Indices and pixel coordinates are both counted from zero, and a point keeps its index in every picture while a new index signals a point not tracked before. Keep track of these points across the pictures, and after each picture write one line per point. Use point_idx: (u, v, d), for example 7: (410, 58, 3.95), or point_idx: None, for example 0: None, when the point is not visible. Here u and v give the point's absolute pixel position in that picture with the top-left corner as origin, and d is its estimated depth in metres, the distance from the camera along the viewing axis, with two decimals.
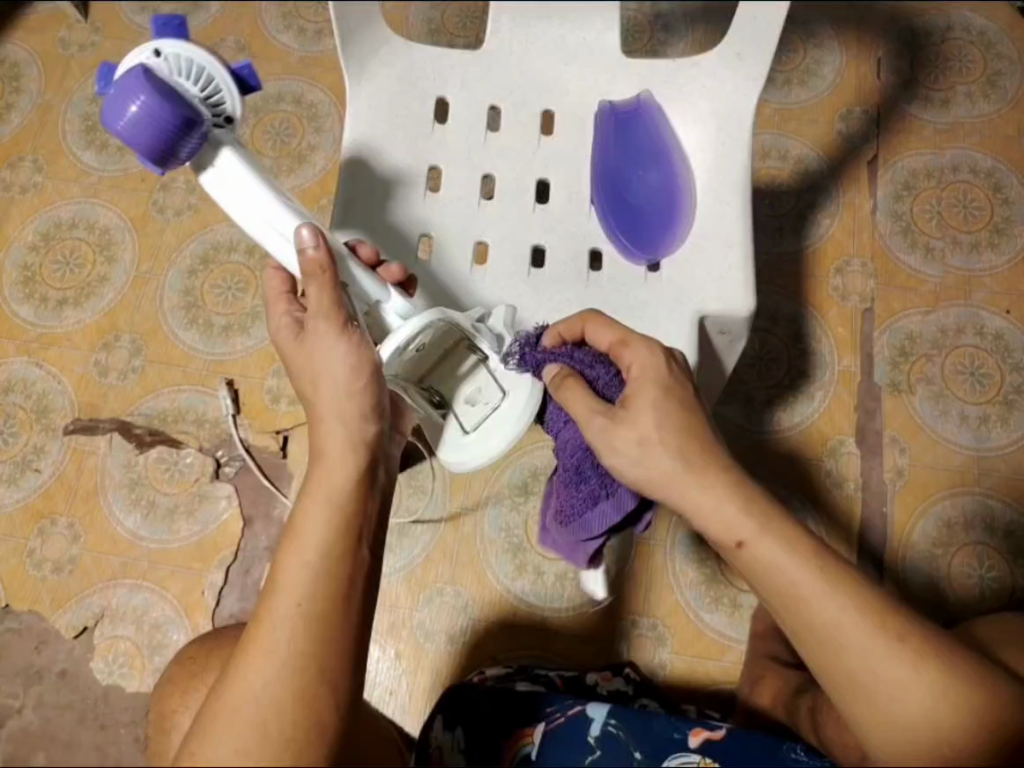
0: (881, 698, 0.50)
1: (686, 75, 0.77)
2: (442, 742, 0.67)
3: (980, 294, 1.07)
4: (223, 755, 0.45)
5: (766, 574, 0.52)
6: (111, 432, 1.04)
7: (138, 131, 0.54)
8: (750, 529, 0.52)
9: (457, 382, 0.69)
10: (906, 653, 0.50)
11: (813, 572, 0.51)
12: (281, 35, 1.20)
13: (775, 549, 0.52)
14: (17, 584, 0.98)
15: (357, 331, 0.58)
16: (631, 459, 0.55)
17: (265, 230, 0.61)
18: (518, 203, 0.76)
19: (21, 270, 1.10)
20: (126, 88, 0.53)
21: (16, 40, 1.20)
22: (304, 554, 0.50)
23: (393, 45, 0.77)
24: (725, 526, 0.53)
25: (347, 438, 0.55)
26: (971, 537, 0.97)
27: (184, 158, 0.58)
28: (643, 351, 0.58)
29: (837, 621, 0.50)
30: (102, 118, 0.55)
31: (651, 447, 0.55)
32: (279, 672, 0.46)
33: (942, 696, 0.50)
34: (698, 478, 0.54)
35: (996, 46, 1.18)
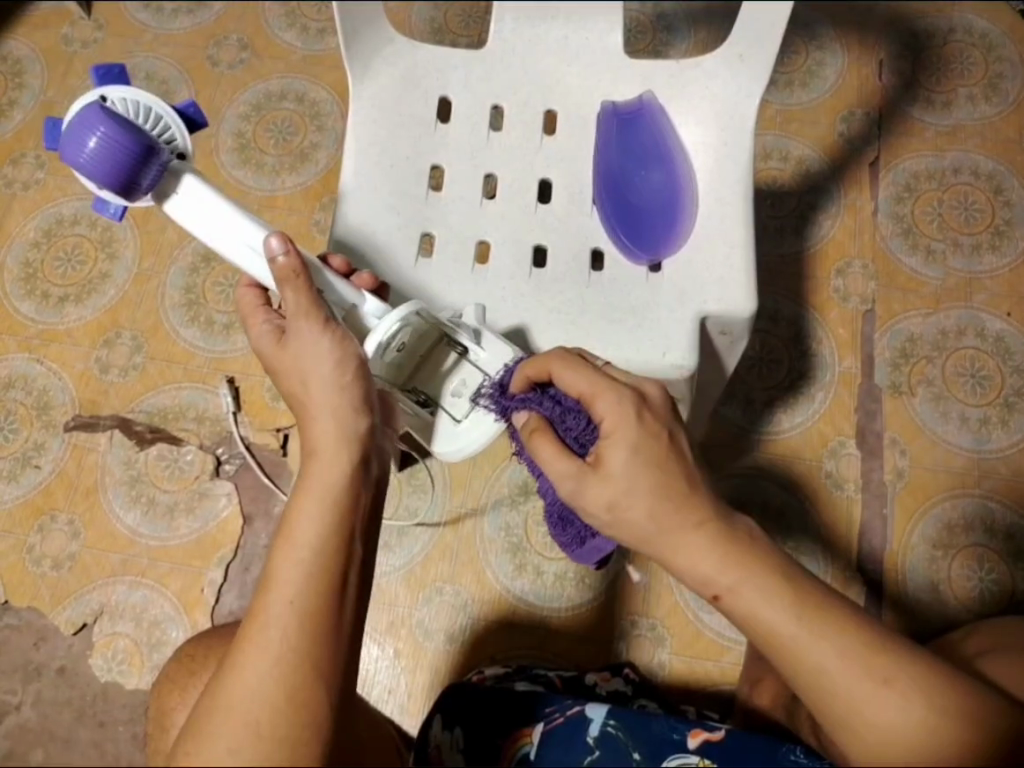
0: (874, 741, 0.48)
1: (688, 76, 0.77)
2: (441, 741, 0.66)
3: (981, 296, 1.07)
4: (218, 754, 0.44)
5: (749, 624, 0.50)
6: (112, 428, 1.04)
7: (101, 160, 0.56)
8: (729, 581, 0.50)
9: (442, 377, 0.69)
10: (899, 691, 0.48)
11: (796, 618, 0.49)
12: (284, 33, 1.20)
13: (755, 601, 0.49)
14: (17, 580, 0.98)
15: (338, 329, 0.57)
16: (605, 513, 0.53)
17: (233, 246, 0.61)
18: (520, 203, 0.76)
19: (23, 266, 1.11)
20: (85, 122, 0.56)
21: (19, 36, 1.20)
22: (297, 552, 0.50)
23: (397, 44, 0.78)
24: (703, 579, 0.51)
25: (338, 434, 0.55)
26: (971, 539, 0.97)
27: (145, 188, 0.60)
28: (614, 403, 0.53)
29: (823, 669, 0.48)
30: (64, 155, 0.57)
31: (623, 503, 0.52)
32: (273, 670, 0.46)
33: (940, 733, 0.48)
34: (673, 533, 0.51)
35: (998, 49, 1.18)
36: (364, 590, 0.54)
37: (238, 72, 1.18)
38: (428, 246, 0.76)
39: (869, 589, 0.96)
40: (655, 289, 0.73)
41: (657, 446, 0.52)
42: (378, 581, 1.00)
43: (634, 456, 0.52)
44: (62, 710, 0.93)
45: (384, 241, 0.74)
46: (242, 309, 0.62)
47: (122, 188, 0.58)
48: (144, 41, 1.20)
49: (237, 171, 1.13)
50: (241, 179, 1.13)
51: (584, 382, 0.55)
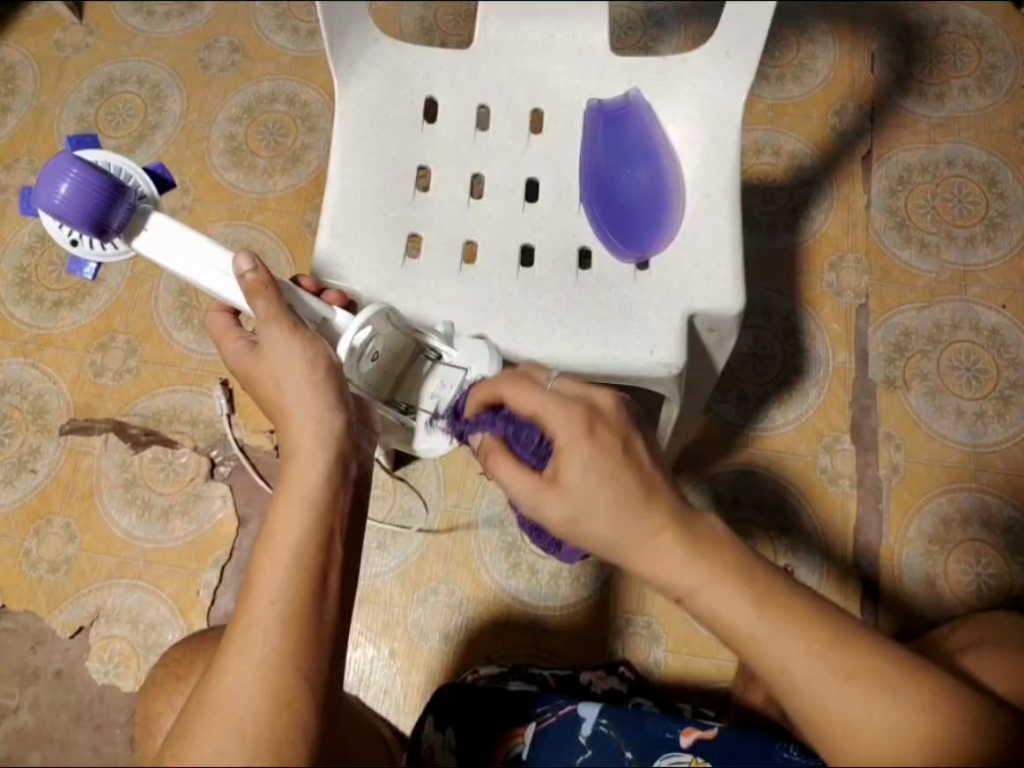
0: (833, 736, 0.45)
1: (675, 73, 0.77)
2: (433, 742, 0.66)
3: (976, 288, 1.06)
4: (204, 757, 0.44)
5: (710, 623, 0.47)
6: (107, 432, 1.04)
7: (74, 203, 0.57)
8: (691, 583, 0.46)
9: (420, 383, 0.69)
10: (861, 686, 0.45)
11: (758, 614, 0.45)
12: (274, 35, 1.20)
13: (717, 600, 0.46)
14: (13, 584, 0.98)
15: (307, 334, 0.57)
16: (562, 524, 0.48)
17: (204, 272, 0.60)
18: (508, 203, 0.76)
19: (17, 272, 1.11)
20: (57, 168, 0.57)
21: (12, 42, 1.21)
22: (277, 553, 0.50)
23: (382, 45, 0.78)
24: (663, 581, 0.47)
25: (314, 433, 0.55)
26: (968, 533, 0.97)
27: (115, 229, 0.59)
28: (564, 419, 0.49)
29: (785, 664, 0.45)
30: (39, 200, 0.58)
31: (582, 517, 0.48)
32: (256, 671, 0.46)
33: (903, 730, 0.44)
34: (638, 543, 0.47)
35: (991, 40, 1.17)
36: (349, 590, 0.53)
37: (229, 75, 1.19)
38: (415, 246, 0.76)
39: (867, 586, 0.96)
40: (642, 287, 0.73)
41: (612, 455, 0.48)
42: (374, 581, 1.00)
43: (591, 464, 0.47)
44: None
45: (371, 242, 0.74)
46: (213, 334, 0.61)
47: (93, 231, 0.59)
48: (135, 46, 1.20)
49: (228, 173, 1.14)
50: (232, 181, 1.13)
51: (532, 397, 0.51)
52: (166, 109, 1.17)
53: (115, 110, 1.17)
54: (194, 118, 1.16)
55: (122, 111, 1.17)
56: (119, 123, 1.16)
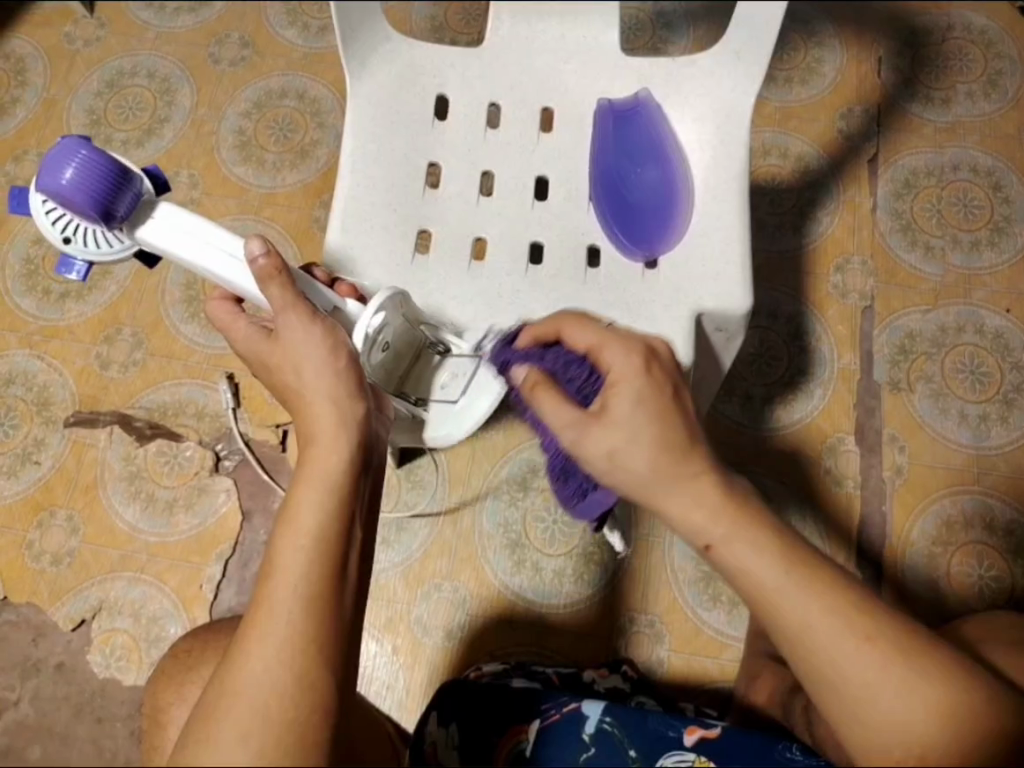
0: (849, 700, 0.46)
1: (684, 73, 0.77)
2: (436, 738, 0.66)
3: (980, 293, 1.07)
4: (226, 741, 0.44)
5: (736, 579, 0.48)
6: (112, 425, 1.04)
7: (78, 184, 0.57)
8: (720, 534, 0.48)
9: (428, 376, 0.70)
10: (878, 655, 0.46)
11: (784, 571, 0.47)
12: (285, 31, 1.21)
13: (745, 553, 0.47)
14: (15, 576, 0.98)
15: (324, 322, 0.57)
16: (602, 460, 0.50)
17: (211, 258, 0.60)
18: (518, 200, 0.76)
19: (24, 263, 1.11)
20: (64, 151, 0.57)
21: (22, 34, 1.21)
22: (298, 537, 0.50)
23: (394, 42, 0.78)
24: (695, 528, 0.49)
25: (333, 417, 0.55)
26: (971, 536, 0.97)
27: (120, 217, 0.60)
28: (620, 353, 0.52)
29: (804, 621, 0.46)
30: (43, 184, 0.58)
31: (623, 454, 0.49)
32: (279, 655, 0.46)
33: (919, 697, 0.46)
34: (676, 480, 0.49)
35: (997, 45, 1.18)
36: (362, 576, 0.54)
37: (239, 70, 1.19)
38: (424, 243, 0.76)
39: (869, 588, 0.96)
40: (650, 287, 0.73)
41: (660, 398, 0.50)
42: (377, 577, 1.00)
43: (643, 402, 0.49)
44: (61, 706, 0.93)
45: (381, 237, 0.74)
46: (217, 321, 0.61)
47: (98, 217, 0.59)
48: (145, 41, 1.20)
49: (237, 168, 1.14)
50: (241, 177, 1.13)
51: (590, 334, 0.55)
52: (176, 103, 1.17)
53: (125, 103, 1.17)
54: (203, 112, 1.17)
55: (131, 104, 1.17)
56: (128, 116, 1.17)
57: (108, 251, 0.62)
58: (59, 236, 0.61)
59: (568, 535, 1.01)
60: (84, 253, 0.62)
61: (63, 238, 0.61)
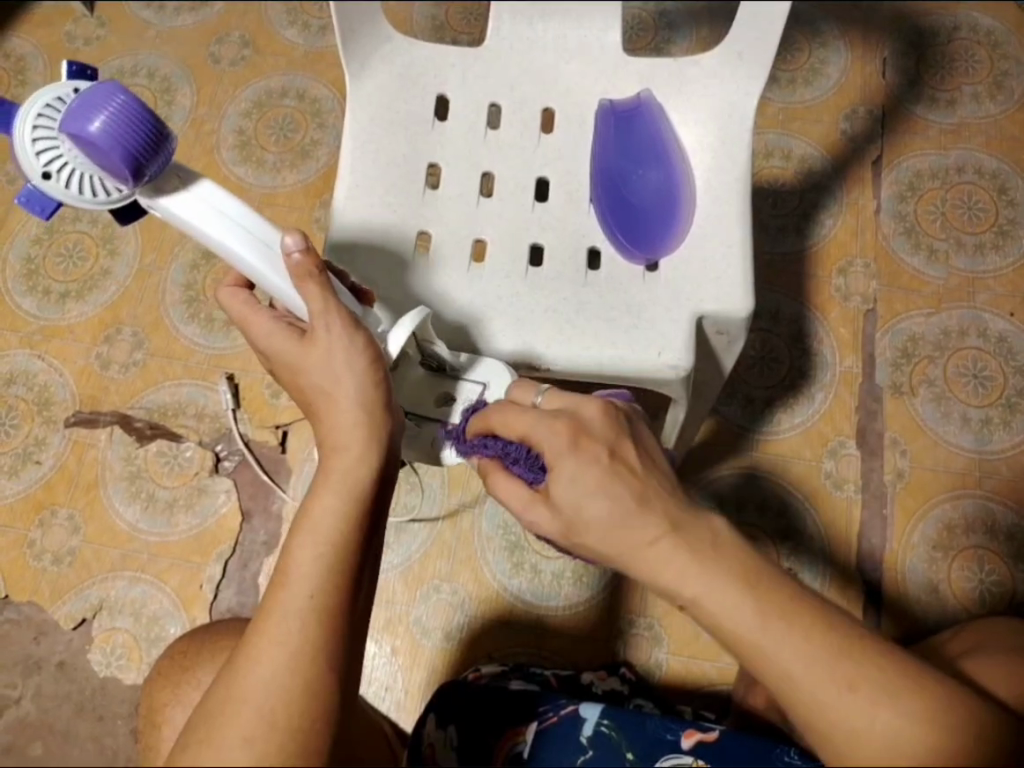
0: (839, 746, 0.44)
1: (687, 74, 0.76)
2: (434, 740, 0.65)
3: (984, 295, 1.06)
4: (230, 749, 0.45)
5: (713, 630, 0.46)
6: (112, 424, 1.04)
7: (113, 135, 0.49)
8: (691, 591, 0.46)
9: (428, 395, 0.68)
10: (870, 700, 0.44)
11: (758, 620, 0.45)
12: (286, 30, 1.20)
13: (718, 607, 0.45)
14: (16, 574, 0.98)
15: (364, 331, 0.56)
16: (557, 535, 0.49)
17: (243, 243, 0.55)
18: (518, 202, 0.76)
19: (25, 262, 1.11)
20: (100, 95, 0.50)
21: (21, 33, 1.20)
22: (317, 543, 0.51)
23: (395, 43, 0.78)
24: (664, 586, 0.46)
25: (360, 426, 0.55)
26: (971, 540, 0.97)
27: (145, 179, 0.52)
28: (549, 435, 0.48)
29: (787, 667, 0.44)
30: (69, 125, 0.49)
31: (577, 532, 0.47)
32: (289, 661, 0.47)
33: (911, 735, 0.44)
34: (630, 551, 0.46)
35: (1003, 46, 1.17)
36: (370, 583, 0.54)
37: (240, 69, 1.19)
38: (424, 244, 0.75)
39: (869, 592, 0.96)
40: (651, 288, 0.73)
41: (599, 467, 0.46)
42: None
43: (581, 476, 0.46)
44: (62, 704, 0.94)
45: (380, 238, 0.74)
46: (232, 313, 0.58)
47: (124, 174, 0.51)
48: (146, 40, 1.20)
49: (238, 168, 1.14)
50: (242, 177, 1.13)
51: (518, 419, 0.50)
52: (175, 102, 1.17)
53: None
54: (203, 111, 1.16)
55: None
56: None
57: (92, 201, 0.53)
58: (38, 170, 0.51)
59: None
60: (62, 197, 0.52)
61: (46, 173, 0.51)
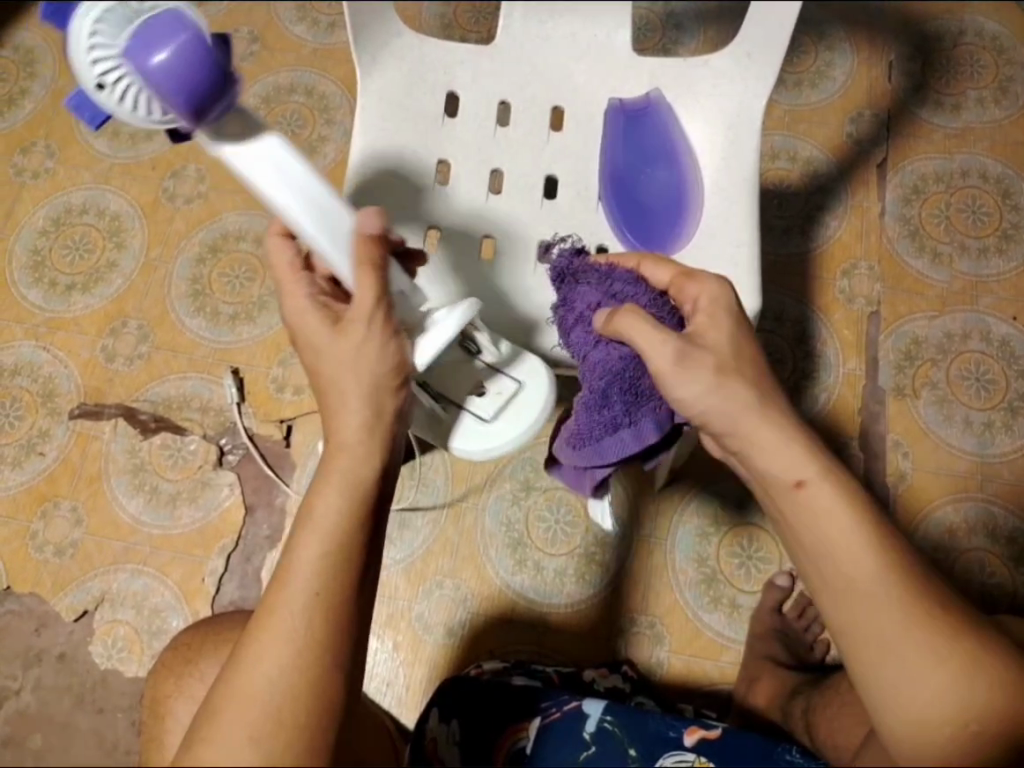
0: (893, 658, 0.51)
1: (696, 74, 0.77)
2: (437, 734, 0.65)
3: (987, 299, 1.07)
4: (236, 747, 0.45)
5: (815, 521, 0.53)
6: (116, 417, 1.04)
7: (183, 74, 0.49)
8: (812, 474, 0.54)
9: (458, 380, 0.73)
10: (929, 631, 0.51)
11: (858, 522, 0.53)
12: (295, 26, 1.21)
13: (827, 499, 0.53)
14: (19, 565, 0.98)
15: (398, 337, 0.57)
16: (707, 380, 0.56)
17: (308, 213, 0.55)
18: (527, 198, 0.76)
19: (31, 254, 1.11)
20: (170, 27, 0.48)
21: (31, 26, 1.20)
22: (322, 540, 0.51)
23: (405, 38, 0.78)
24: (786, 466, 0.54)
25: (369, 430, 0.55)
26: (972, 543, 0.97)
27: (205, 116, 0.52)
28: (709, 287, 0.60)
29: (870, 574, 0.52)
30: (136, 52, 0.48)
31: (723, 383, 0.56)
32: (294, 658, 0.48)
33: (950, 676, 0.51)
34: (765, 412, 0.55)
35: (1008, 52, 1.18)
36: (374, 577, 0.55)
37: (248, 65, 1.19)
38: (432, 238, 0.76)
39: None
40: None
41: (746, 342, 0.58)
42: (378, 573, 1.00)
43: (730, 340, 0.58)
44: (62, 696, 0.94)
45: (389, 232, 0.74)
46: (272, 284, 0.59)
47: (187, 113, 0.51)
48: None
49: None
50: None
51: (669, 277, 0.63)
52: None
53: None
54: None
55: None
56: None
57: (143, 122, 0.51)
58: (92, 82, 0.48)
59: (570, 535, 1.01)
60: (113, 111, 0.49)
61: (97, 85, 0.48)
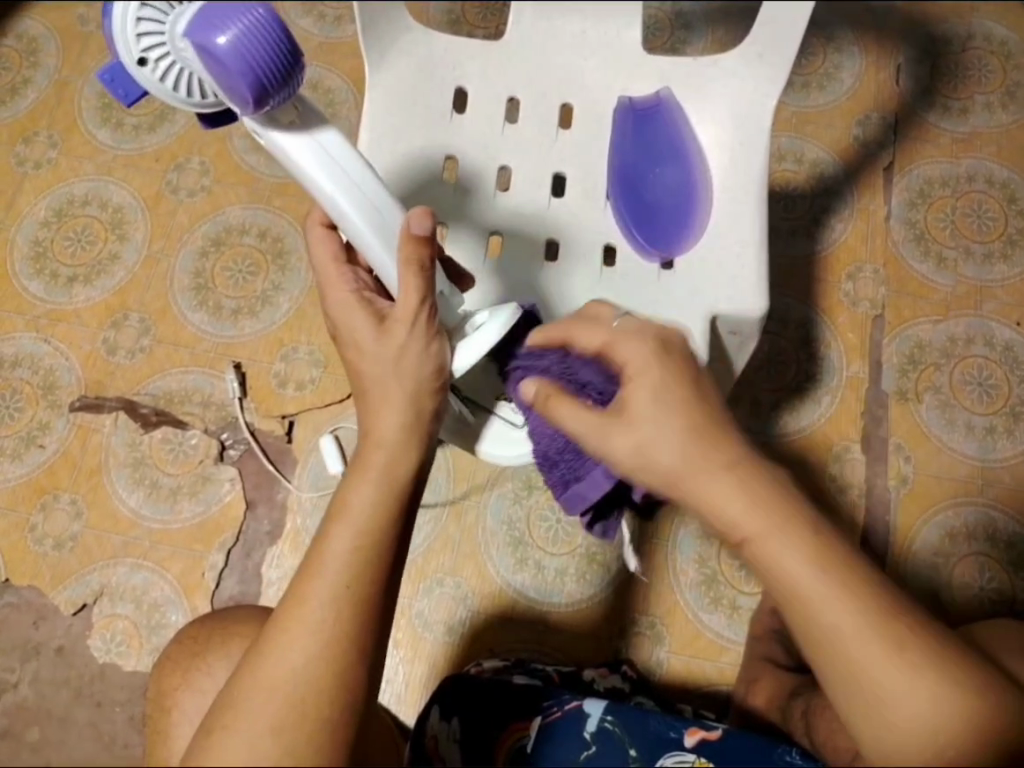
0: (873, 699, 0.50)
1: (706, 74, 0.76)
2: (438, 732, 0.66)
3: (991, 304, 1.07)
4: (261, 734, 0.47)
5: (770, 574, 0.51)
6: (117, 410, 1.04)
7: (237, 54, 0.48)
8: (759, 528, 0.51)
9: (488, 384, 0.73)
10: (906, 663, 0.50)
11: (817, 571, 0.50)
12: (300, 19, 1.20)
13: (778, 552, 0.50)
14: (17, 558, 0.98)
15: (440, 340, 0.58)
16: (630, 449, 0.54)
17: (357, 208, 0.56)
18: (534, 196, 0.77)
19: (32, 245, 1.10)
20: (233, 9, 0.48)
21: (34, 15, 1.19)
22: (354, 536, 0.52)
23: (415, 33, 0.77)
24: (730, 521, 0.52)
25: (407, 432, 0.56)
26: (972, 547, 0.98)
27: (263, 102, 0.52)
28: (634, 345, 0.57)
29: (835, 625, 0.50)
30: (191, 29, 0.49)
31: (649, 446, 0.53)
32: (321, 651, 0.49)
33: (936, 702, 0.50)
34: (704, 465, 0.52)
35: (1016, 57, 1.17)
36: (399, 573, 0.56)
37: None
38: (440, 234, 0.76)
39: None
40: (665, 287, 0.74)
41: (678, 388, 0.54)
42: None
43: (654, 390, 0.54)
44: (60, 689, 0.94)
45: None
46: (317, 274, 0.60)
47: (241, 96, 0.51)
48: None
49: (249, 157, 1.13)
50: (253, 165, 1.13)
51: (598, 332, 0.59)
52: None
53: None
54: None
55: None
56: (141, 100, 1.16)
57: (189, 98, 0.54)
58: (135, 54, 0.52)
59: (571, 535, 1.01)
60: (153, 86, 0.53)
61: (139, 58, 0.52)
